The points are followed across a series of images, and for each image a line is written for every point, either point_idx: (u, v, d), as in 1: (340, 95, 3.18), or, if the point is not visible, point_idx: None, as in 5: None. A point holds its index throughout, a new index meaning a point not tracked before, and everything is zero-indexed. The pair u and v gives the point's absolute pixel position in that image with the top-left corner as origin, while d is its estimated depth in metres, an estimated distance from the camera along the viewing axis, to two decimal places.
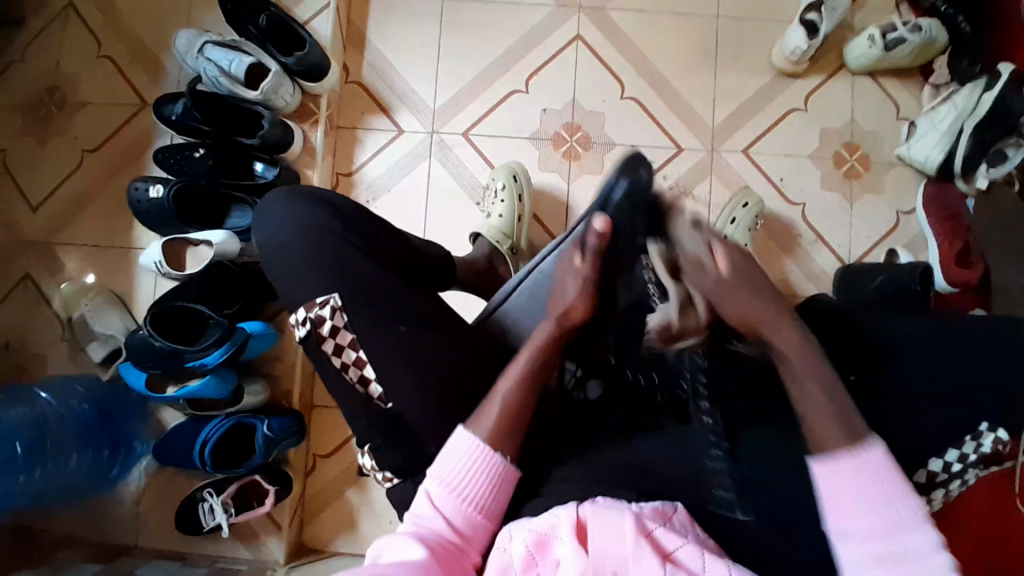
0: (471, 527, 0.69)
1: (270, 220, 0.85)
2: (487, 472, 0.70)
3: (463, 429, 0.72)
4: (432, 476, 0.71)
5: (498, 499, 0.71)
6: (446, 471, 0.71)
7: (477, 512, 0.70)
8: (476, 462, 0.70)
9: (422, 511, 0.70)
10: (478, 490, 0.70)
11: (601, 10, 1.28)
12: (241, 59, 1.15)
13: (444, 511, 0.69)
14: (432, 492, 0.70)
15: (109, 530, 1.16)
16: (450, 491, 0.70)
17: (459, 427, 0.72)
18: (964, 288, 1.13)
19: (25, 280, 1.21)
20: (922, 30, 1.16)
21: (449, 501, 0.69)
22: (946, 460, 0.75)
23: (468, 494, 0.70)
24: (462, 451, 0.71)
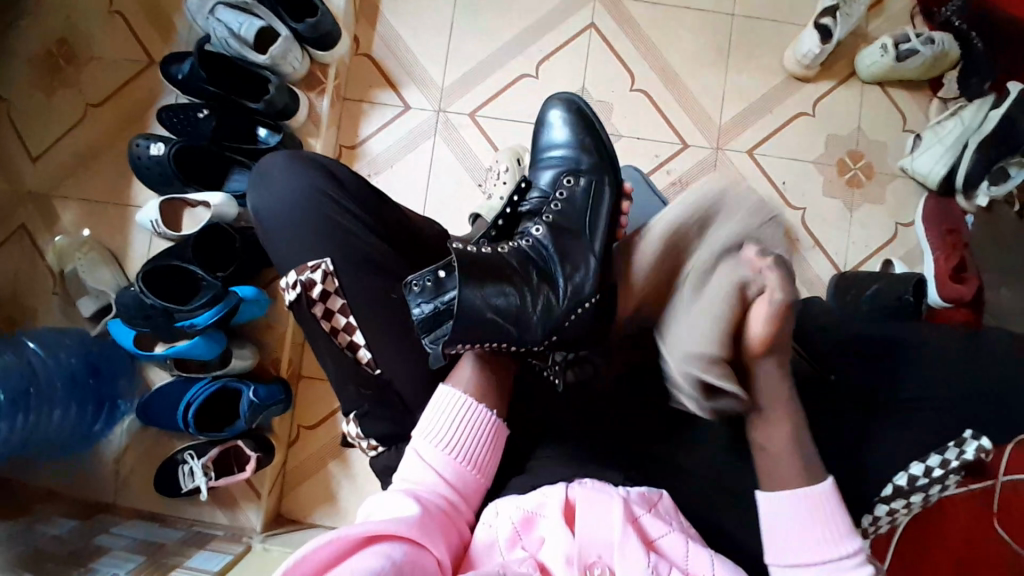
0: (455, 478, 0.70)
1: (269, 184, 0.85)
2: (477, 424, 0.73)
3: (445, 387, 0.74)
4: (418, 437, 0.73)
5: (484, 450, 0.73)
6: (436, 427, 0.72)
7: (466, 464, 0.71)
8: (464, 417, 0.73)
9: (413, 468, 0.71)
10: (468, 442, 0.72)
11: (617, 1, 1.28)
12: (252, 21, 1.13)
13: (434, 466, 0.70)
14: (420, 449, 0.72)
15: (88, 486, 1.15)
16: (439, 444, 0.72)
17: (440, 386, 0.74)
18: (956, 305, 1.10)
19: (19, 230, 1.20)
20: (935, 42, 1.16)
21: (440, 455, 0.71)
22: (928, 464, 0.75)
23: (456, 446, 0.72)
24: (448, 405, 0.73)
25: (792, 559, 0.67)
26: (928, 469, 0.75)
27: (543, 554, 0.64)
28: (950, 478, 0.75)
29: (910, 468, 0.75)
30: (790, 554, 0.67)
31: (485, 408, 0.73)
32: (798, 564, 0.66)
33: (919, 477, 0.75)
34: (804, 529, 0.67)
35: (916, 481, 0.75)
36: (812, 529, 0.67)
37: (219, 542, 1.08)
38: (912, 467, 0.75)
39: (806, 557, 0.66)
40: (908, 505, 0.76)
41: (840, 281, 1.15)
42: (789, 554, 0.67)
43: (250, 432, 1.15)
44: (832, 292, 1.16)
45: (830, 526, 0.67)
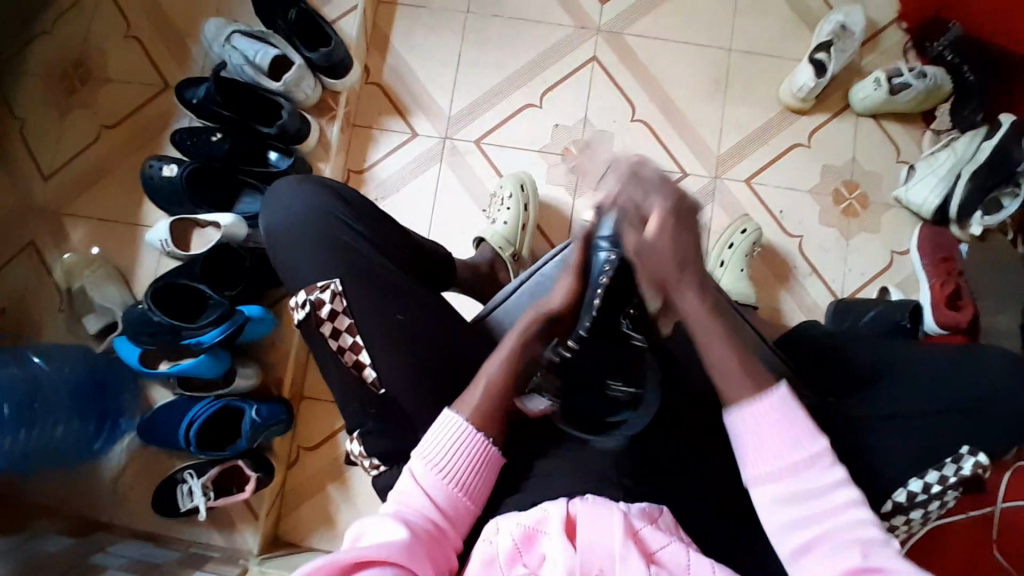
0: (448, 500, 0.71)
1: (279, 206, 0.87)
2: (472, 450, 0.73)
3: (450, 411, 0.75)
4: (416, 457, 0.73)
5: (475, 474, 0.73)
6: (432, 450, 0.73)
7: (458, 489, 0.71)
8: (462, 442, 0.73)
9: (405, 490, 0.71)
10: (461, 467, 0.72)
11: (619, 34, 1.33)
12: (266, 49, 1.18)
13: (428, 489, 0.71)
14: (415, 471, 0.72)
15: (85, 505, 1.15)
16: (433, 467, 0.72)
17: (446, 410, 0.75)
18: (953, 330, 1.13)
19: (29, 247, 1.22)
20: (927, 77, 1.20)
21: (433, 479, 0.71)
22: (926, 480, 0.75)
23: (449, 470, 0.72)
24: (446, 430, 0.74)
25: (770, 467, 0.66)
26: (926, 485, 0.75)
27: (543, 569, 0.64)
28: (948, 493, 0.76)
29: (909, 484, 0.75)
30: (757, 457, 0.66)
31: (481, 435, 0.74)
32: (773, 471, 0.65)
33: (917, 494, 0.76)
34: (767, 432, 0.66)
35: (914, 497, 0.76)
36: (776, 430, 0.66)
37: (216, 562, 1.07)
38: (912, 482, 0.76)
39: (775, 454, 0.66)
40: (908, 520, 0.77)
41: (838, 307, 1.17)
42: (764, 464, 0.66)
43: (251, 451, 1.15)
44: (830, 317, 1.17)
45: (792, 429, 0.66)
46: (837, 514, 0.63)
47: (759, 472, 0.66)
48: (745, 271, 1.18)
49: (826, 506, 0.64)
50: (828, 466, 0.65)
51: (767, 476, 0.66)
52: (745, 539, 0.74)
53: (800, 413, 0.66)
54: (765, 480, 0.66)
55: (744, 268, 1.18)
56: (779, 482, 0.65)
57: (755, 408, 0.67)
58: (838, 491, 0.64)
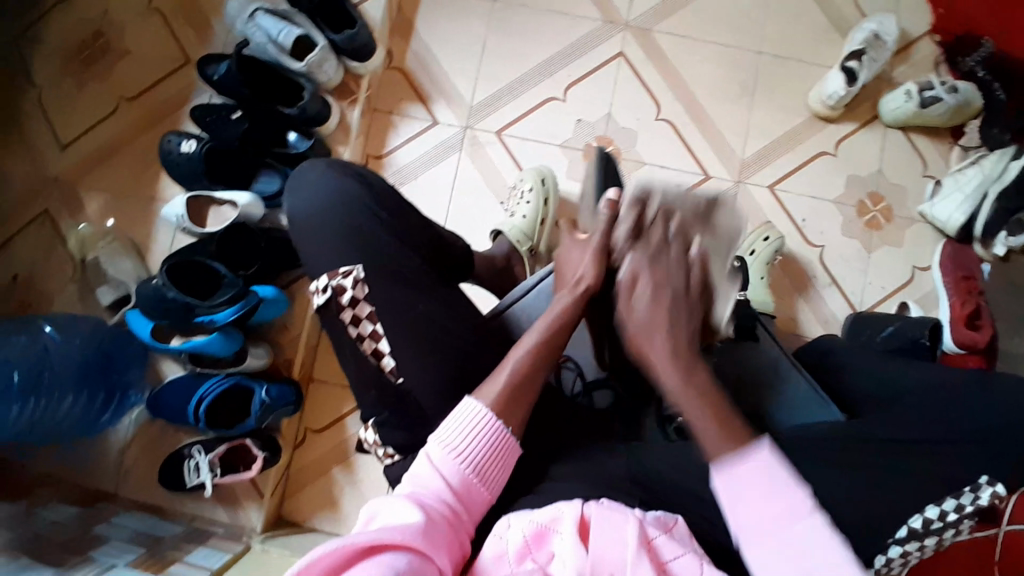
0: (465, 489, 0.70)
1: (302, 191, 0.86)
2: (489, 434, 0.72)
3: (469, 397, 0.74)
4: (434, 440, 0.72)
5: (493, 462, 0.73)
6: (451, 435, 0.72)
7: (473, 473, 0.71)
8: (481, 430, 0.72)
9: (421, 471, 0.71)
10: (479, 453, 0.72)
11: (647, 31, 1.31)
12: (290, 29, 1.16)
13: (445, 473, 0.70)
14: (432, 453, 0.72)
15: (92, 476, 1.15)
16: (450, 451, 0.71)
17: (465, 398, 0.74)
18: (970, 349, 1.10)
19: (45, 216, 1.22)
20: (958, 92, 1.18)
21: (450, 462, 0.71)
22: (943, 508, 0.73)
23: (466, 455, 0.71)
24: (467, 416, 0.73)
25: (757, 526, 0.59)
26: (943, 512, 0.73)
27: (552, 567, 0.63)
28: (962, 522, 0.74)
29: (926, 510, 0.73)
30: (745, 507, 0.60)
31: (502, 424, 0.73)
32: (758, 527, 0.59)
33: (934, 520, 0.73)
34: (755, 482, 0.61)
35: (930, 523, 0.73)
36: (760, 487, 0.61)
37: (218, 540, 1.07)
38: (928, 508, 0.74)
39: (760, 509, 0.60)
40: (921, 547, 0.74)
41: (856, 320, 1.16)
42: (748, 517, 0.60)
43: (259, 431, 1.15)
44: (847, 329, 1.16)
45: (774, 486, 0.60)
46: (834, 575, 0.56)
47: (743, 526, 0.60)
48: (764, 279, 1.16)
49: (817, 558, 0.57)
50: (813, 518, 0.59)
51: (752, 530, 0.60)
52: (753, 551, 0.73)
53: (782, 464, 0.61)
54: (751, 535, 0.60)
55: (763, 276, 1.17)
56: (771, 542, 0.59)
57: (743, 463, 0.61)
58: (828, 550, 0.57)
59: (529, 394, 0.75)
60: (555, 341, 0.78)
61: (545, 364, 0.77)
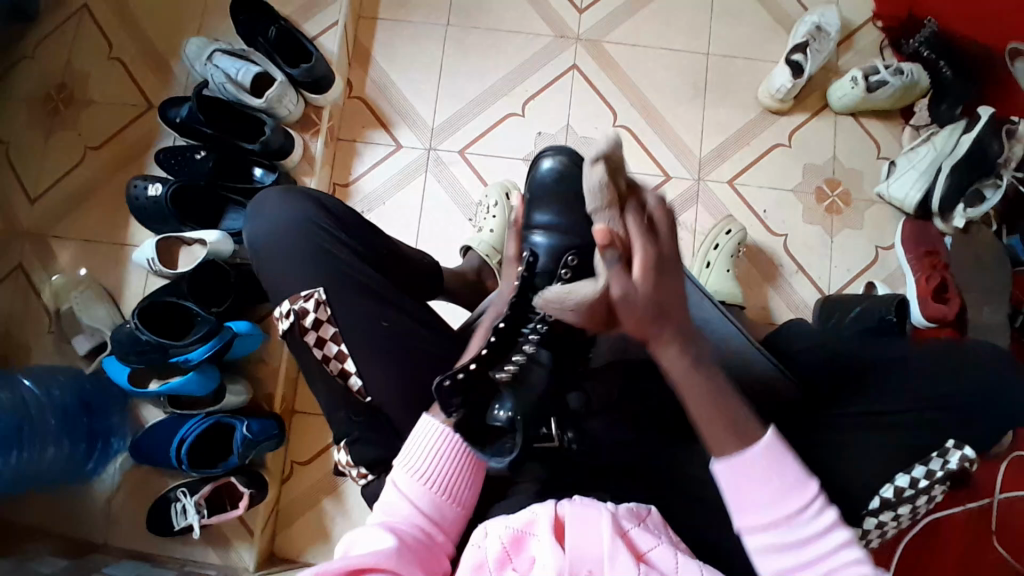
0: (435, 509, 0.69)
1: (261, 219, 0.87)
2: (450, 453, 0.71)
3: (426, 416, 0.73)
4: (400, 467, 0.72)
5: (461, 480, 0.72)
6: (416, 460, 0.71)
7: (442, 496, 0.70)
8: (444, 450, 0.71)
9: (389, 501, 0.70)
10: (443, 473, 0.71)
11: (598, 42, 1.34)
12: (249, 67, 1.20)
13: (414, 499, 0.69)
14: (398, 481, 0.71)
15: (78, 527, 1.14)
16: (416, 476, 0.71)
17: (423, 415, 0.73)
18: (940, 323, 1.14)
19: (16, 270, 1.22)
20: (904, 74, 1.22)
21: (416, 487, 0.70)
22: (912, 475, 0.77)
23: (430, 477, 0.71)
24: (427, 437, 0.72)
25: (763, 520, 0.61)
26: (914, 479, 0.77)
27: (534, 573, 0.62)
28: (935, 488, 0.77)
29: (896, 480, 0.77)
30: (748, 509, 0.62)
31: (464, 440, 0.73)
32: (760, 524, 0.61)
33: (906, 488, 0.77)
34: (757, 477, 0.61)
35: (902, 491, 0.77)
36: (774, 477, 0.61)
37: None
38: (899, 477, 0.77)
39: (767, 506, 0.61)
40: (898, 516, 0.78)
41: (824, 304, 1.18)
42: (759, 518, 0.61)
43: (243, 467, 1.14)
44: (818, 315, 1.18)
45: (786, 477, 0.61)
46: (831, 545, 0.60)
47: (751, 524, 0.62)
48: (731, 272, 1.18)
49: (817, 548, 0.60)
50: (818, 513, 0.61)
51: (762, 527, 0.61)
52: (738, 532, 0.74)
53: (789, 456, 0.62)
54: (759, 530, 0.61)
55: (730, 268, 1.19)
56: (775, 531, 0.61)
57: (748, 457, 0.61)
58: (836, 532, 0.61)
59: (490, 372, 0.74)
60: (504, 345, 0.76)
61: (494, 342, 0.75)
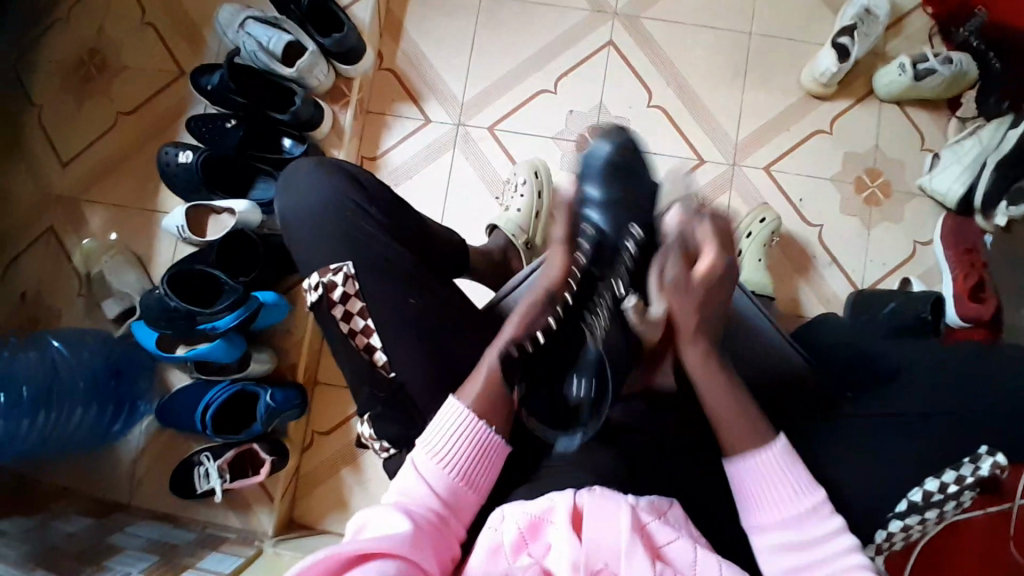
0: (451, 492, 0.70)
1: (291, 190, 0.87)
2: (471, 438, 0.72)
3: (451, 398, 0.73)
4: (420, 448, 0.72)
5: (478, 466, 0.72)
6: (436, 442, 0.72)
7: (459, 480, 0.71)
8: (466, 435, 0.72)
9: (407, 480, 0.71)
10: (462, 457, 0.71)
11: (635, 18, 1.30)
12: (280, 36, 1.18)
13: (431, 481, 0.70)
14: (416, 460, 0.71)
15: (108, 486, 1.18)
16: (435, 458, 0.71)
17: (449, 397, 0.73)
18: (976, 324, 1.10)
19: (48, 233, 1.24)
20: (953, 63, 1.16)
21: (434, 468, 0.71)
22: (943, 480, 0.76)
23: (450, 462, 0.71)
24: (450, 420, 0.72)
25: (771, 519, 0.69)
26: (944, 484, 0.76)
27: (549, 560, 0.64)
28: (963, 494, 0.77)
29: (925, 483, 0.76)
30: (761, 506, 0.69)
31: (486, 426, 0.73)
32: (766, 525, 0.69)
33: (935, 492, 0.76)
34: (771, 479, 0.69)
35: (930, 496, 0.76)
36: (780, 475, 0.70)
37: (231, 544, 1.09)
38: (928, 481, 0.76)
39: (776, 504, 0.69)
40: (923, 520, 0.77)
41: (858, 298, 1.14)
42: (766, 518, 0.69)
43: (265, 435, 1.16)
44: (848, 309, 1.16)
45: (791, 477, 0.69)
46: (836, 551, 0.66)
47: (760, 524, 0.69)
48: (762, 262, 1.16)
49: (824, 551, 0.66)
50: (824, 515, 0.68)
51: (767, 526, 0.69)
52: None
53: (799, 465, 0.70)
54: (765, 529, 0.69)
55: (761, 259, 1.16)
56: (784, 532, 0.68)
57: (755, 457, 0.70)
58: (840, 538, 0.67)
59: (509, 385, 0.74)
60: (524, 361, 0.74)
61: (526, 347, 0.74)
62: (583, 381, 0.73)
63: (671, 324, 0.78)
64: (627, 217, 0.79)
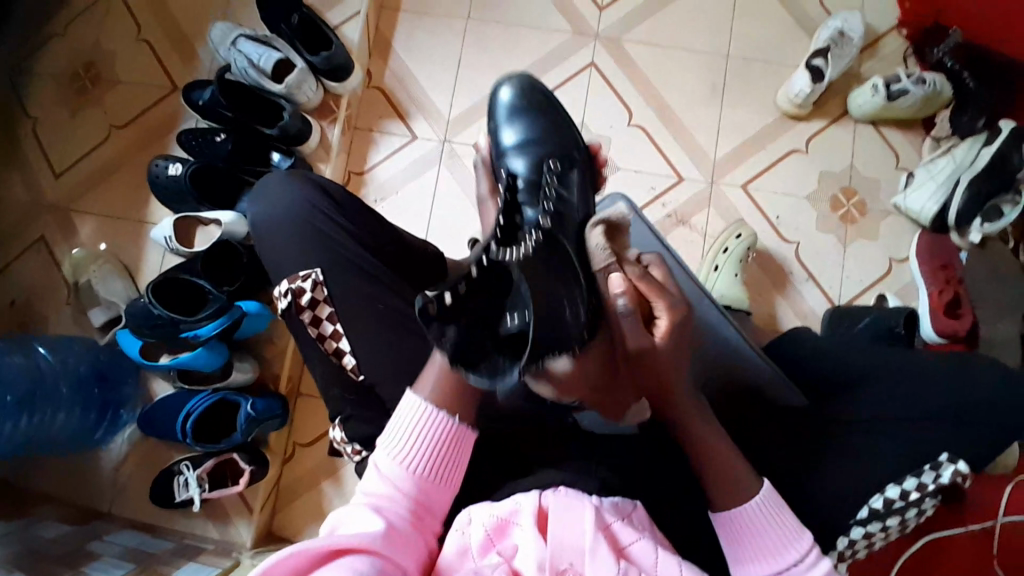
0: (417, 488, 0.69)
1: (268, 199, 0.89)
2: (433, 430, 0.71)
3: (410, 393, 0.73)
4: (381, 450, 0.71)
5: (444, 457, 0.71)
6: (397, 442, 0.71)
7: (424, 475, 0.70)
8: (428, 429, 0.71)
9: (371, 483, 0.69)
10: (426, 452, 0.71)
11: (617, 41, 1.34)
12: (270, 53, 1.21)
13: (395, 480, 0.69)
14: (380, 463, 0.70)
15: (87, 494, 1.18)
16: (398, 457, 0.70)
17: (406, 393, 0.73)
18: (951, 340, 1.12)
19: (38, 243, 1.26)
20: (926, 83, 1.19)
21: (399, 468, 0.70)
22: (904, 487, 0.76)
23: (412, 460, 0.70)
24: (410, 417, 0.71)
25: (757, 567, 0.68)
26: (905, 492, 0.76)
27: (516, 560, 0.62)
28: (925, 501, 0.76)
29: (886, 490, 0.76)
30: (748, 556, 0.68)
31: (445, 416, 0.71)
32: (757, 572, 0.67)
33: (896, 500, 0.76)
34: (755, 526, 0.68)
35: (891, 503, 0.76)
36: (767, 524, 0.68)
37: (208, 554, 1.08)
38: (889, 489, 0.76)
39: (765, 554, 0.67)
40: (885, 527, 0.76)
41: (834, 314, 1.16)
42: (753, 567, 0.68)
43: (245, 444, 1.17)
44: (825, 324, 1.17)
45: (779, 525, 0.68)
46: None
47: (744, 571, 0.68)
48: (739, 276, 1.18)
49: None
50: (809, 562, 0.67)
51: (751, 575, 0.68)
52: None
53: (788, 510, 0.69)
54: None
55: (738, 273, 1.18)
56: None
57: (736, 510, 0.69)
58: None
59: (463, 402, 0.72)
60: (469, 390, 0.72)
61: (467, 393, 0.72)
62: (521, 311, 0.60)
63: (672, 329, 0.66)
64: (544, 155, 0.78)
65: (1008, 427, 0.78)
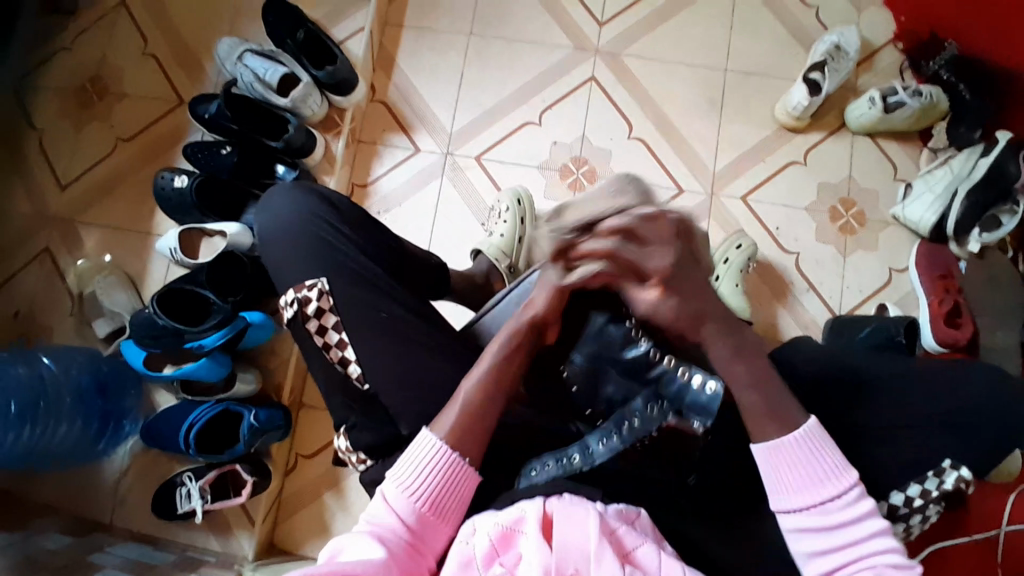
0: (420, 524, 0.69)
1: (273, 212, 0.90)
2: (444, 471, 0.71)
3: (425, 431, 0.73)
4: (390, 480, 0.72)
5: (451, 497, 0.71)
6: (408, 475, 0.71)
7: (429, 510, 0.70)
8: (439, 467, 0.71)
9: (377, 512, 0.70)
10: (433, 489, 0.71)
11: (617, 55, 1.36)
12: (276, 68, 1.24)
13: (400, 511, 0.70)
14: (387, 493, 0.71)
15: (88, 506, 1.17)
16: (406, 490, 0.71)
17: (423, 430, 0.73)
18: (952, 348, 1.12)
19: (43, 254, 1.27)
20: (922, 96, 1.21)
21: (404, 499, 0.70)
22: (908, 494, 0.77)
23: (418, 491, 0.70)
24: (422, 452, 0.72)
25: (797, 501, 0.69)
26: (908, 498, 0.77)
27: (519, 570, 0.62)
28: (930, 508, 0.77)
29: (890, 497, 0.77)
30: (788, 487, 0.69)
31: (457, 455, 0.72)
32: (798, 505, 0.69)
33: (900, 506, 0.77)
34: (800, 460, 0.69)
35: (895, 510, 0.77)
36: (806, 463, 0.69)
37: (210, 566, 1.08)
38: (893, 496, 0.77)
39: (805, 488, 0.69)
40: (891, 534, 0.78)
41: (835, 324, 1.17)
42: (791, 500, 0.69)
43: (248, 455, 1.16)
44: (826, 334, 1.18)
45: (821, 463, 0.69)
46: (867, 540, 0.67)
47: (784, 506, 0.69)
48: (740, 285, 1.19)
49: (851, 537, 0.67)
50: (853, 499, 0.68)
51: (791, 509, 0.69)
52: (729, 542, 0.73)
53: (830, 446, 0.70)
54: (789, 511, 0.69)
55: (739, 283, 1.19)
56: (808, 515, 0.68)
57: (781, 443, 0.69)
58: (872, 518, 0.67)
59: (483, 423, 0.74)
60: (503, 391, 0.76)
61: (499, 393, 0.75)
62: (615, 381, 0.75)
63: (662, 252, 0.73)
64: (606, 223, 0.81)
65: (1010, 433, 0.78)
